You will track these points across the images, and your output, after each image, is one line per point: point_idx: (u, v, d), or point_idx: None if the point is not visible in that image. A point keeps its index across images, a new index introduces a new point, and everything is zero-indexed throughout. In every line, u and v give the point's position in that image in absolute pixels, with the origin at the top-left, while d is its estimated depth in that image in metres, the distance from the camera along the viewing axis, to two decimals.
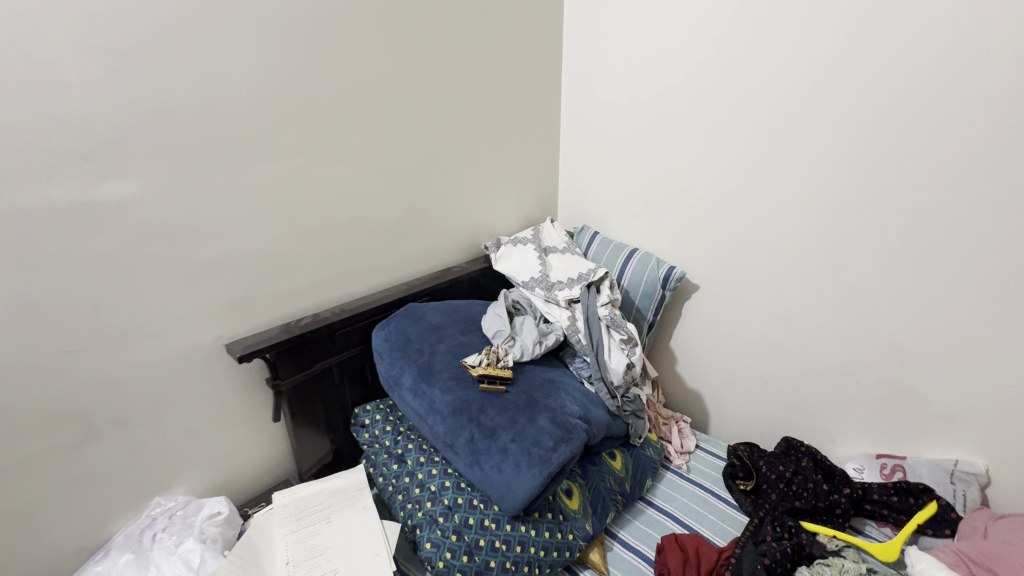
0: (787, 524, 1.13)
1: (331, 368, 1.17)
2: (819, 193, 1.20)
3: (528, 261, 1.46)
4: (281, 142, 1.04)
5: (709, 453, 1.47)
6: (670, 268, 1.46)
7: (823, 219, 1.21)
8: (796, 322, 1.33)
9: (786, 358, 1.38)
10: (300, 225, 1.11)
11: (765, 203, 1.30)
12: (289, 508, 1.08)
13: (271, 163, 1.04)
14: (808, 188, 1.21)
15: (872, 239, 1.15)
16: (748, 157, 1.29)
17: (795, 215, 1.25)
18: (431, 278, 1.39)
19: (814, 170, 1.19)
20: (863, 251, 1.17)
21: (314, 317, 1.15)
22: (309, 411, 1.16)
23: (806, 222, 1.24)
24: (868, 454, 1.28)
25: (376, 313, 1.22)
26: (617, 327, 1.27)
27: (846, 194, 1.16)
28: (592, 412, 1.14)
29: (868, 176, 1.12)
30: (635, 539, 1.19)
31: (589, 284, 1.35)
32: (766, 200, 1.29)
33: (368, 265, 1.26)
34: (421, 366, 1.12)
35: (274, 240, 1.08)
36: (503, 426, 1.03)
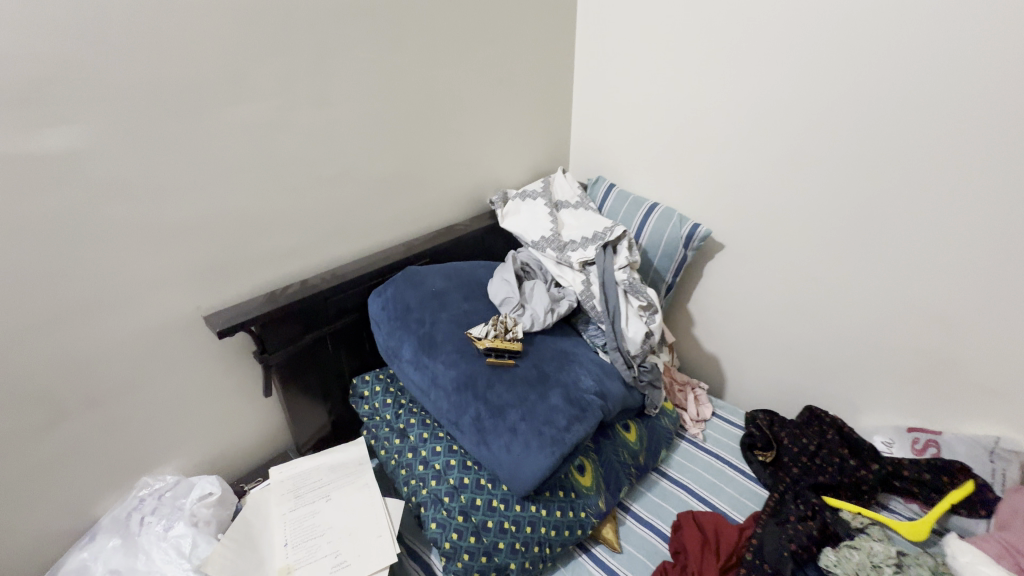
0: (809, 501, 1.08)
1: (323, 338, 1.07)
2: (870, 142, 1.04)
3: (539, 218, 1.32)
4: (251, 81, 0.88)
5: (726, 421, 1.40)
6: (694, 226, 1.33)
7: (871, 172, 1.06)
8: (831, 287, 1.21)
9: (816, 324, 1.27)
10: (282, 179, 0.97)
11: (803, 154, 1.14)
12: (287, 485, 1.03)
13: (241, 107, 0.89)
14: (858, 136, 1.05)
15: (927, 197, 1.01)
16: (789, 101, 1.12)
17: (839, 167, 1.10)
18: (432, 238, 1.26)
19: (867, 116, 1.03)
20: (917, 207, 1.03)
21: (303, 284, 1.04)
22: (303, 384, 1.08)
23: (853, 175, 1.09)
24: (898, 427, 1.20)
25: (372, 278, 1.10)
26: (636, 293, 1.17)
27: (904, 142, 1.00)
28: (608, 386, 1.05)
29: (932, 122, 0.96)
30: (648, 513, 1.15)
31: (605, 244, 1.24)
32: (808, 151, 1.13)
33: (362, 224, 1.13)
34: (423, 337, 1.02)
35: (253, 197, 0.94)
36: (512, 404, 0.95)
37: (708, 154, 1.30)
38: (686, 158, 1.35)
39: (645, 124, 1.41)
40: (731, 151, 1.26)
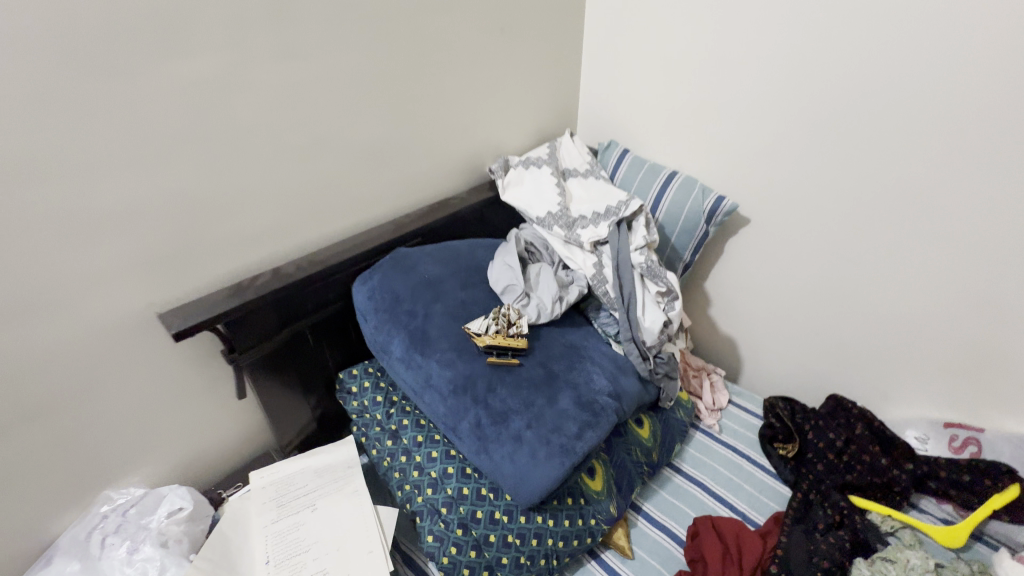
0: (837, 503, 1.01)
1: (303, 332, 0.95)
2: (932, 106, 0.90)
3: (544, 191, 1.17)
4: (196, 29, 0.72)
5: (743, 410, 1.31)
6: (719, 198, 1.18)
7: (930, 141, 0.92)
8: (871, 269, 1.09)
9: (849, 310, 1.16)
10: (242, 151, 0.82)
11: (852, 118, 0.99)
12: (269, 492, 0.93)
13: (185, 62, 0.72)
14: (919, 99, 0.91)
15: (987, 169, 0.89)
16: (839, 55, 0.97)
17: (897, 133, 0.95)
18: (423, 214, 1.11)
19: (930, 76, 0.89)
20: (984, 181, 0.90)
21: (275, 272, 0.90)
22: (282, 383, 0.96)
23: (912, 142, 0.94)
24: (933, 422, 1.12)
25: (356, 264, 0.97)
26: (654, 278, 1.05)
27: (978, 105, 0.86)
28: (623, 385, 0.94)
29: (1010, 84, 0.83)
30: (662, 514, 1.07)
31: (619, 221, 1.10)
32: (857, 115, 0.99)
33: (343, 201, 0.99)
34: (414, 333, 0.90)
35: (207, 174, 0.79)
36: (516, 410, 0.84)
37: (735, 118, 1.15)
38: (711, 121, 1.19)
39: (664, 81, 1.24)
40: (763, 114, 1.10)
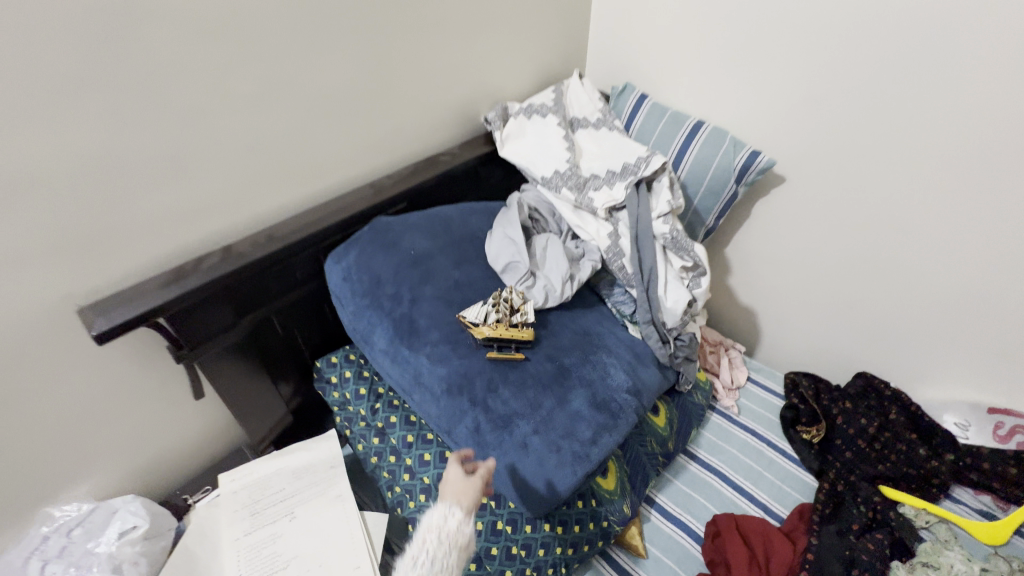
0: (871, 497, 0.94)
1: (267, 319, 0.80)
2: None
3: (550, 145, 1.00)
4: None
5: (762, 388, 1.21)
6: (753, 153, 1.01)
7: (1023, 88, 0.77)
8: (926, 238, 0.95)
9: (893, 283, 1.03)
10: (169, 96, 0.63)
11: (929, 57, 0.83)
12: (242, 499, 0.82)
13: None
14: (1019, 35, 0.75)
15: None
16: None
17: (989, 73, 0.79)
18: (407, 175, 0.94)
19: None
20: None
21: (227, 250, 0.74)
22: (249, 378, 0.83)
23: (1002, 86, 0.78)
24: (975, 407, 1.02)
25: (327, 237, 0.81)
26: (679, 251, 0.90)
27: None
28: (642, 377, 0.82)
29: None
30: (678, 507, 0.98)
31: (638, 182, 0.94)
32: (935, 56, 0.82)
33: (307, 160, 0.81)
34: (400, 321, 0.76)
35: (122, 127, 0.61)
36: (521, 413, 0.72)
37: (781, 57, 0.97)
38: (749, 60, 1.01)
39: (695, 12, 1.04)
40: (817, 53, 0.93)
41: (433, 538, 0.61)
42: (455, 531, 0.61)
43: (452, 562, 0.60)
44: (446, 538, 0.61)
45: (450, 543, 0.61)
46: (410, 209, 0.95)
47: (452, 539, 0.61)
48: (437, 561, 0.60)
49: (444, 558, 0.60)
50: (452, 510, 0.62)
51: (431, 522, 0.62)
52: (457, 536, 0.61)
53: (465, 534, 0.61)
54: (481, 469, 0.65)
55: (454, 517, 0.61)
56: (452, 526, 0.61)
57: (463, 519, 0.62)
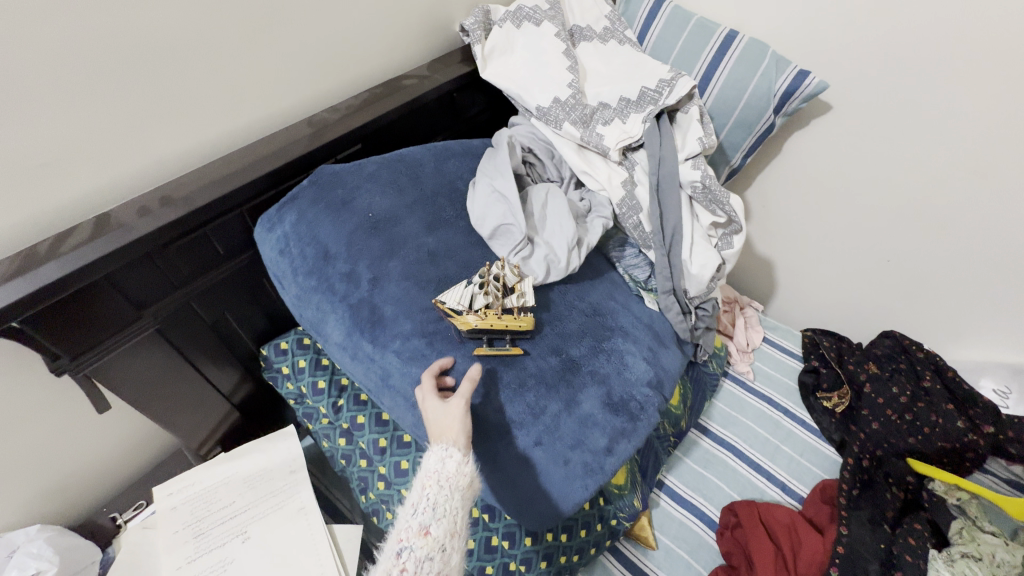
0: (903, 476, 0.86)
1: (184, 308, 0.61)
2: None
3: (545, 64, 0.77)
4: None
5: (779, 350, 1.09)
6: (801, 74, 0.80)
7: None
8: (1005, 182, 0.77)
9: (943, 237, 0.87)
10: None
11: None
12: (183, 517, 0.68)
13: None
14: None
15: None
16: None
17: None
18: (359, 107, 0.72)
19: None
20: None
21: (106, 220, 0.54)
22: (173, 379, 0.65)
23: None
24: (1016, 369, 0.92)
25: (252, 195, 0.61)
26: (710, 205, 0.72)
27: None
28: (664, 365, 0.68)
29: None
30: (688, 488, 0.88)
31: (659, 113, 0.74)
32: None
33: (210, 86, 0.58)
34: (359, 309, 0.59)
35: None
36: (519, 422, 0.57)
37: None
38: None
39: None
40: None
41: (431, 483, 0.49)
42: (457, 471, 0.50)
43: (458, 507, 0.49)
44: (447, 481, 0.49)
45: (452, 487, 0.49)
46: (366, 152, 0.73)
47: (454, 483, 0.49)
48: (439, 508, 0.48)
49: (448, 503, 0.49)
50: (450, 450, 0.50)
51: (427, 468, 0.50)
52: (460, 477, 0.50)
53: (468, 474, 0.50)
54: (464, 382, 0.53)
55: (453, 457, 0.49)
56: (452, 467, 0.49)
57: (462, 458, 0.50)
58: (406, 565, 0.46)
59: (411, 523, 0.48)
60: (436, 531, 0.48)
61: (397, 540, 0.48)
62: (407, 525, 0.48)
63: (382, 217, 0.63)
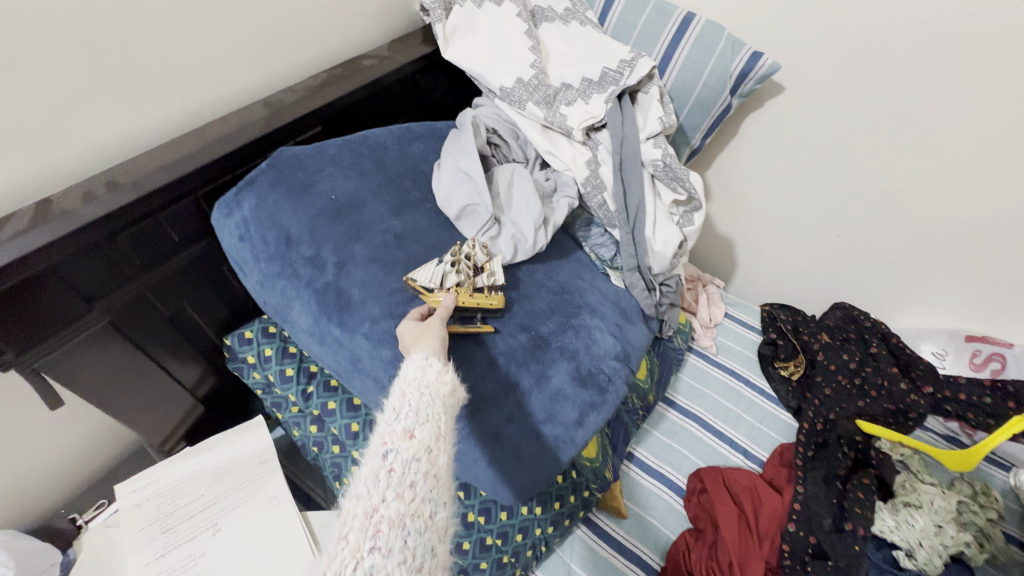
0: (851, 436, 0.90)
1: (140, 299, 0.59)
2: None
3: (508, 44, 0.77)
4: None
5: (740, 324, 1.14)
6: (755, 56, 0.83)
7: None
8: (943, 160, 0.82)
9: (888, 214, 0.93)
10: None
11: None
12: (149, 513, 0.66)
13: None
14: None
15: None
16: None
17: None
18: (317, 88, 0.70)
19: None
20: None
21: (48, 206, 0.51)
22: (132, 373, 0.63)
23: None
24: (952, 334, 0.98)
25: (207, 179, 0.59)
26: (672, 183, 0.74)
27: None
28: (630, 339, 0.70)
29: None
30: (656, 459, 0.92)
31: (620, 93, 0.75)
32: None
33: (156, 63, 0.56)
34: (325, 294, 0.58)
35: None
36: (490, 400, 0.58)
37: None
38: None
39: None
40: None
41: (411, 389, 0.44)
42: (437, 379, 0.46)
43: (443, 412, 0.44)
44: (427, 388, 0.45)
45: (435, 393, 0.45)
46: (327, 135, 0.72)
47: (435, 389, 0.45)
48: (423, 412, 0.42)
49: (431, 408, 0.43)
50: (430, 358, 0.47)
51: (406, 376, 0.46)
52: (441, 385, 0.46)
53: (450, 381, 0.46)
54: (438, 309, 0.53)
55: (433, 364, 0.46)
56: (433, 375, 0.46)
57: (444, 366, 0.46)
58: (393, 466, 0.39)
59: (394, 427, 0.42)
60: (421, 434, 0.41)
61: (382, 444, 0.41)
62: (391, 428, 0.42)
63: (346, 201, 0.62)
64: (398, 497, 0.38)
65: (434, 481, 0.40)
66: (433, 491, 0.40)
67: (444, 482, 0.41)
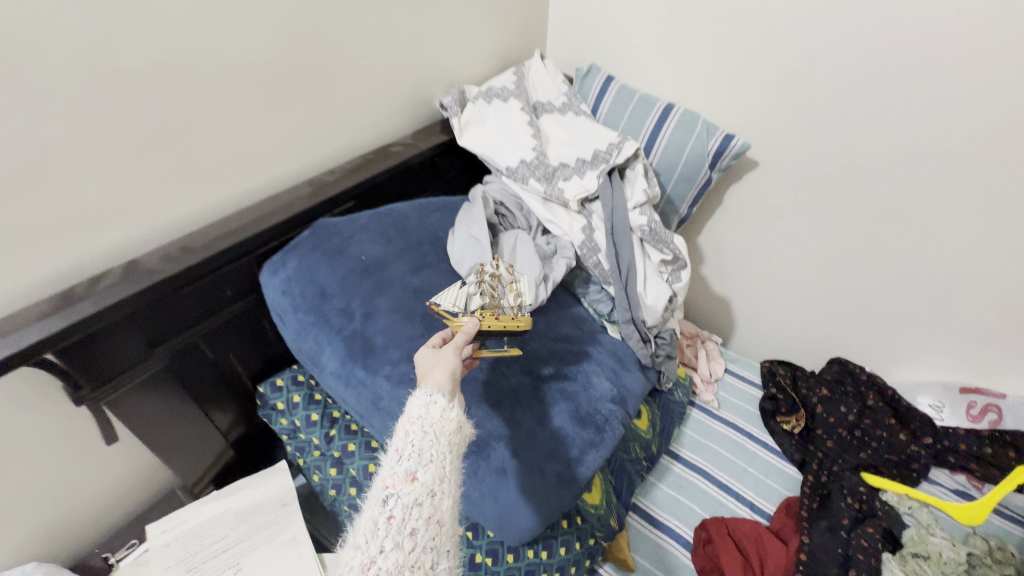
0: (855, 488, 0.92)
1: (192, 345, 0.68)
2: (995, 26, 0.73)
3: (513, 131, 0.91)
4: None
5: (741, 379, 1.18)
6: (727, 137, 0.96)
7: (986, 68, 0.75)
8: (905, 222, 0.92)
9: (866, 271, 1.00)
10: (25, 69, 0.50)
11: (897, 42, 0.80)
12: (177, 552, 0.70)
13: None
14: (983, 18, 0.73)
15: None
16: None
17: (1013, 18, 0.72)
18: (353, 170, 0.83)
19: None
20: None
21: (135, 265, 0.63)
22: (177, 414, 0.71)
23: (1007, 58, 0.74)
24: (948, 386, 1.01)
25: (259, 244, 0.71)
26: (658, 244, 0.84)
27: None
28: (626, 384, 0.77)
29: None
30: (664, 512, 0.93)
31: (610, 170, 0.87)
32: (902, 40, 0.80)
33: (228, 153, 0.69)
34: (352, 340, 0.67)
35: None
36: (497, 436, 0.64)
37: (749, 44, 0.93)
38: (717, 48, 0.97)
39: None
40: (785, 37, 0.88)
41: (414, 428, 0.48)
42: (442, 417, 0.49)
43: (445, 452, 0.48)
44: (432, 426, 0.48)
45: (438, 431, 0.48)
46: (359, 208, 0.84)
47: (439, 427, 0.48)
48: (425, 454, 0.47)
49: (434, 449, 0.47)
50: (433, 395, 0.49)
51: (409, 415, 0.49)
52: (446, 423, 0.49)
53: (454, 419, 0.49)
54: (457, 336, 0.55)
55: (437, 403, 0.49)
56: (438, 413, 0.49)
57: (447, 404, 0.49)
58: (393, 513, 0.45)
59: (397, 470, 0.47)
60: (423, 477, 0.46)
61: (383, 488, 0.46)
62: (393, 471, 0.47)
63: (373, 261, 0.73)
64: (397, 548, 0.44)
65: (437, 527, 0.46)
66: (434, 540, 0.45)
67: (446, 530, 0.47)
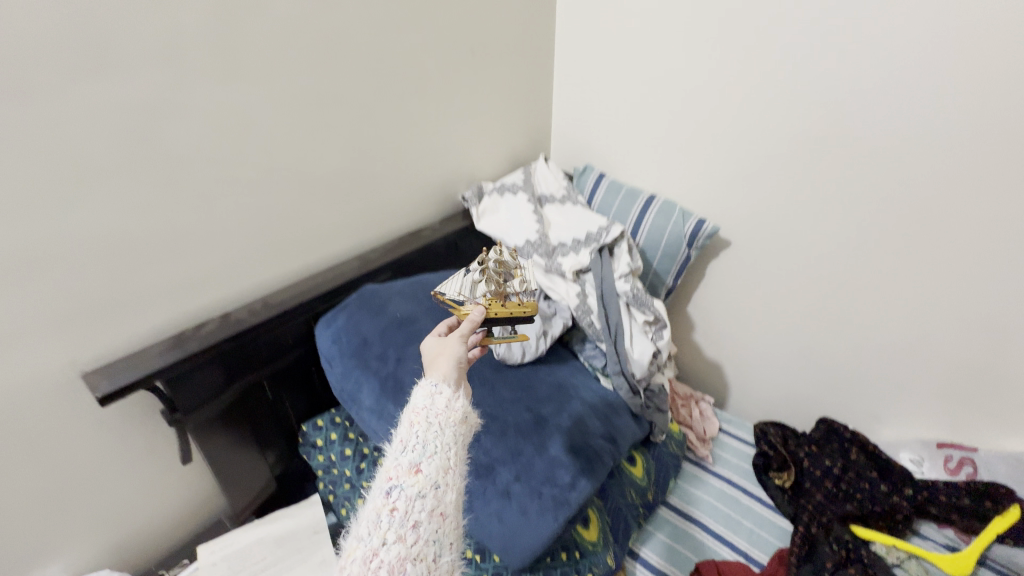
0: (843, 537, 0.98)
1: (257, 384, 0.84)
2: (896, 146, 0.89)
3: (521, 217, 1.12)
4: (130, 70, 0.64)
5: (736, 438, 1.26)
6: (699, 221, 1.15)
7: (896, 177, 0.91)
8: (857, 298, 1.04)
9: (834, 339, 1.12)
10: (175, 179, 0.72)
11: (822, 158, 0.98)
12: (222, 570, 0.81)
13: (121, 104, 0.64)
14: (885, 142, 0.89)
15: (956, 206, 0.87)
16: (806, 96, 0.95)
17: (952, 74, 0.81)
18: (391, 248, 1.04)
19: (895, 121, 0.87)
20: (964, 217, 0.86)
21: (225, 317, 0.83)
22: (238, 443, 0.85)
23: (916, 164, 0.88)
24: (926, 442, 1.08)
25: (316, 305, 0.89)
26: (641, 307, 0.99)
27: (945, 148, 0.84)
28: (615, 425, 0.90)
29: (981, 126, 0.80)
30: (660, 558, 0.99)
31: (601, 248, 1.04)
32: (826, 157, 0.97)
33: (298, 235, 0.90)
34: (386, 380, 0.82)
35: (130, 209, 0.69)
36: (502, 461, 0.76)
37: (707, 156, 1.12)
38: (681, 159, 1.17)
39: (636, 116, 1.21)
40: (738, 149, 1.07)
41: (419, 420, 0.59)
42: (448, 410, 0.60)
43: (451, 442, 0.59)
44: (436, 419, 0.60)
45: (443, 422, 0.60)
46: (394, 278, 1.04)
47: (444, 423, 0.60)
48: (429, 447, 0.57)
49: (437, 443, 0.58)
50: (437, 386, 0.62)
51: (417, 405, 0.61)
52: (451, 415, 0.61)
53: (458, 411, 0.61)
54: (463, 324, 0.67)
55: (442, 393, 0.62)
56: (441, 406, 0.60)
57: (451, 395, 0.62)
58: (396, 505, 0.54)
59: (401, 463, 0.57)
60: (426, 470, 0.56)
61: (386, 481, 0.56)
62: (398, 466, 0.57)
63: (405, 317, 0.90)
64: (399, 539, 0.52)
65: (438, 516, 0.55)
66: (435, 532, 0.54)
67: (445, 520, 0.56)
